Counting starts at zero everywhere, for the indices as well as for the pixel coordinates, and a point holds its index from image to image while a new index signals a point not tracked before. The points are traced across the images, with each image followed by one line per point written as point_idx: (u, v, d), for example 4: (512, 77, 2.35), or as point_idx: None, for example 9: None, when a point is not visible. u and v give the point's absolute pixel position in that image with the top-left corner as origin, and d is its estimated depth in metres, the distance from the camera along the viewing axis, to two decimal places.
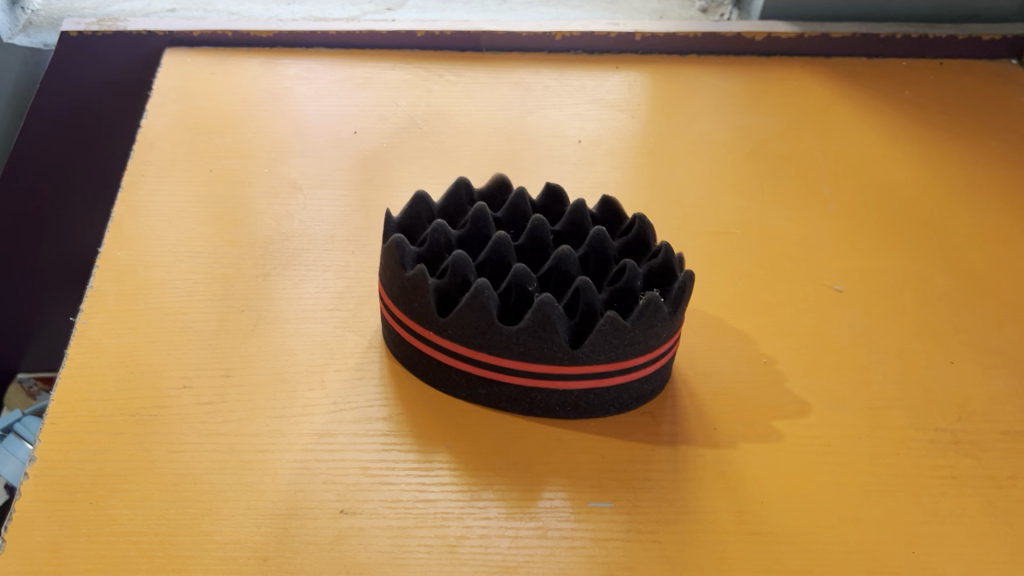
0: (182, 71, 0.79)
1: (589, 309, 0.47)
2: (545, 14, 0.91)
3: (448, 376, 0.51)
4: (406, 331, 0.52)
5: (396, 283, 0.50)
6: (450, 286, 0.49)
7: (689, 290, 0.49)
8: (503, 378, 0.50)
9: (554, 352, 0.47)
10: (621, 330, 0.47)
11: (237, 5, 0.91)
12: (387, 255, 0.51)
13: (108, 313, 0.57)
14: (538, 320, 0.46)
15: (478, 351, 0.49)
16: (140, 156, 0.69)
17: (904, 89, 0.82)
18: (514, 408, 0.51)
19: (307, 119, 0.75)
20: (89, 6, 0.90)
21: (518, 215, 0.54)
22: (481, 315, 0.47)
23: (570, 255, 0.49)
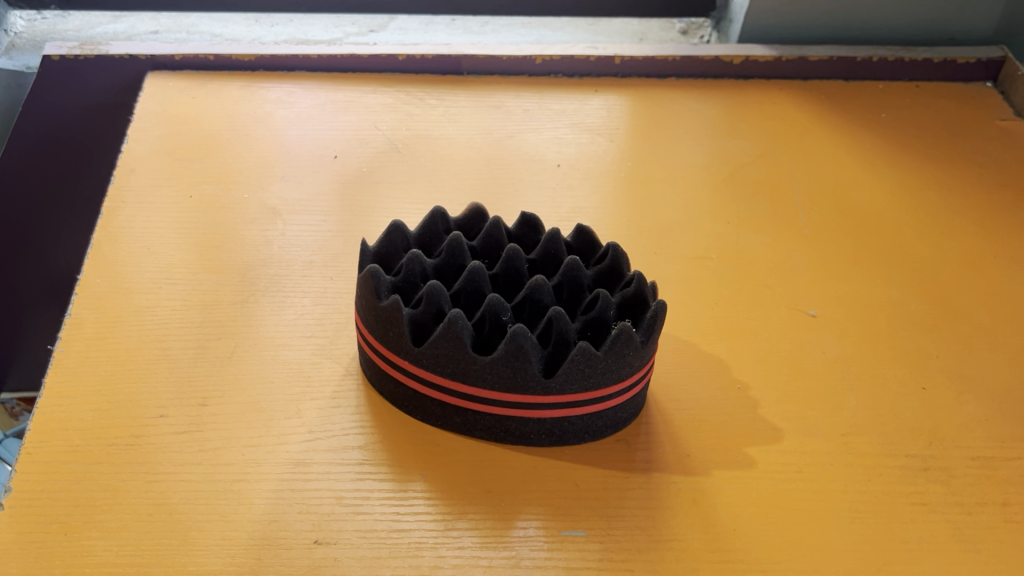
0: (164, 95, 0.80)
1: (562, 339, 0.48)
2: (526, 36, 0.92)
3: (424, 404, 0.52)
4: (381, 360, 0.52)
5: (372, 312, 0.51)
6: (425, 316, 0.49)
7: (661, 318, 0.49)
8: (478, 407, 0.50)
9: (528, 381, 0.48)
10: (594, 359, 0.47)
11: (220, 27, 0.91)
12: (362, 283, 0.51)
13: (85, 341, 0.57)
14: (512, 351, 0.47)
15: (453, 381, 0.49)
16: (120, 182, 0.70)
17: (881, 112, 0.83)
18: (489, 436, 0.52)
19: (288, 142, 0.75)
20: (72, 28, 0.90)
21: (492, 244, 0.55)
22: (456, 345, 0.47)
23: (543, 285, 0.50)
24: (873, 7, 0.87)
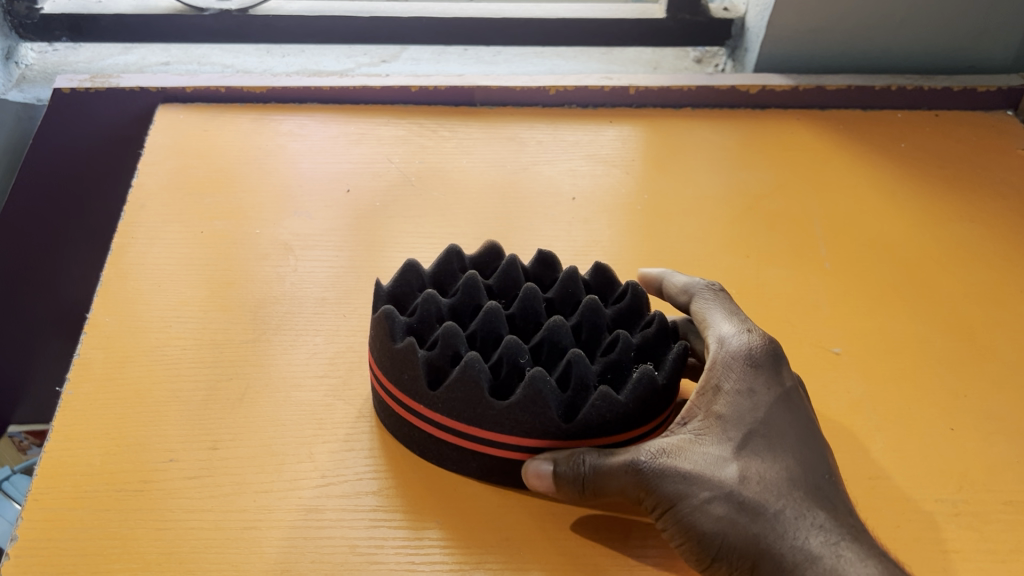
0: (175, 128, 0.79)
1: (582, 382, 0.46)
2: (538, 66, 0.91)
3: (439, 448, 0.50)
4: (394, 403, 0.51)
5: (387, 354, 0.49)
6: (441, 359, 0.48)
7: (680, 360, 0.48)
8: (494, 454, 0.48)
9: (547, 428, 0.46)
10: (616, 405, 0.46)
11: (231, 58, 0.90)
12: (377, 324, 0.50)
13: (94, 383, 0.56)
14: (531, 398, 0.45)
15: (469, 427, 0.48)
16: (131, 217, 0.69)
17: (900, 142, 0.82)
18: (506, 482, 0.50)
19: (300, 176, 0.74)
20: (83, 60, 0.89)
21: (508, 283, 0.53)
22: (472, 390, 0.46)
23: (561, 326, 0.48)
24: (891, 36, 0.86)
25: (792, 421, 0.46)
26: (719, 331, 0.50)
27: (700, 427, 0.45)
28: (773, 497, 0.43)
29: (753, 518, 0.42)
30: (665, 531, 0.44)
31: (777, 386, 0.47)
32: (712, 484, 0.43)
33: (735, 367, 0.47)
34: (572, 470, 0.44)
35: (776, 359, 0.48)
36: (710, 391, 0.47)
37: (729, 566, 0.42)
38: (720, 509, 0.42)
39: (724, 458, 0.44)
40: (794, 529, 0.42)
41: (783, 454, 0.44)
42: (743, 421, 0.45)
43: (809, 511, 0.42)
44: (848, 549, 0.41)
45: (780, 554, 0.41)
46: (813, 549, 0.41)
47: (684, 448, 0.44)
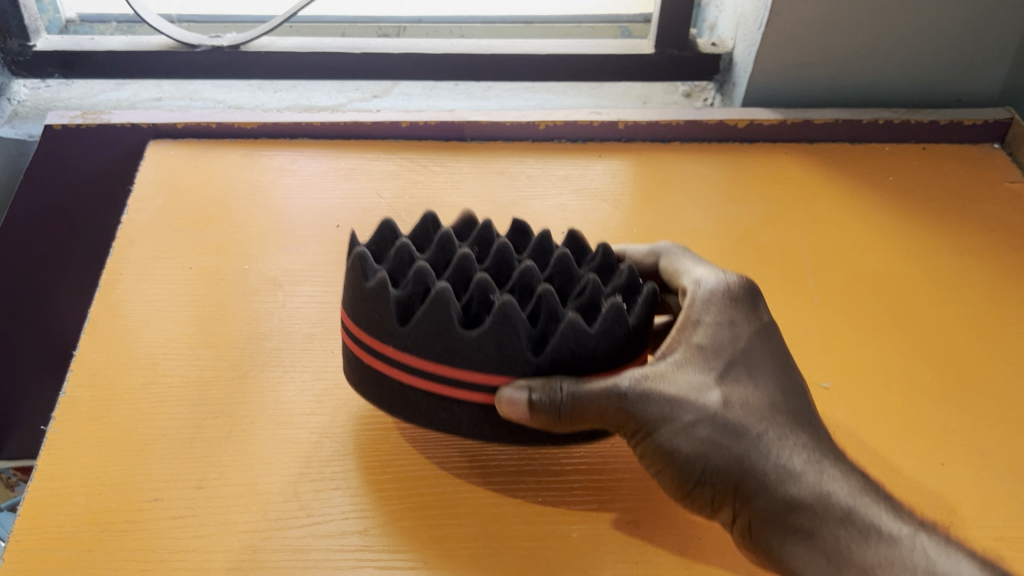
0: (166, 164, 0.79)
1: (552, 317, 0.46)
2: (528, 101, 0.92)
3: (406, 399, 0.49)
4: (363, 354, 0.50)
5: (354, 295, 0.49)
6: (411, 296, 0.47)
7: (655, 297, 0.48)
8: (461, 395, 0.47)
9: (518, 359, 0.45)
10: (586, 337, 0.45)
11: (223, 93, 0.91)
12: (350, 268, 0.49)
13: (79, 421, 0.55)
14: (500, 322, 0.44)
15: (437, 364, 0.47)
16: (120, 254, 0.69)
17: (888, 176, 0.83)
18: (477, 434, 0.48)
19: (290, 211, 0.75)
20: (75, 96, 0.90)
21: (483, 245, 0.54)
22: (441, 320, 0.45)
23: (534, 270, 0.48)
24: (878, 70, 0.87)
25: (768, 350, 0.51)
26: (695, 275, 0.55)
27: (681, 356, 0.49)
28: (754, 419, 0.47)
29: (738, 437, 0.46)
30: (647, 454, 0.47)
31: (753, 320, 0.52)
32: (697, 408, 0.46)
33: (714, 303, 0.52)
34: (548, 398, 0.44)
35: (747, 296, 0.53)
36: (691, 324, 0.51)
37: (710, 485, 0.46)
38: (705, 430, 0.46)
39: (706, 385, 0.47)
40: (777, 448, 0.46)
41: (760, 383, 0.49)
42: (723, 351, 0.49)
43: (789, 433, 0.47)
44: (828, 466, 0.46)
45: (766, 471, 0.45)
46: (796, 464, 0.45)
47: (666, 375, 0.47)
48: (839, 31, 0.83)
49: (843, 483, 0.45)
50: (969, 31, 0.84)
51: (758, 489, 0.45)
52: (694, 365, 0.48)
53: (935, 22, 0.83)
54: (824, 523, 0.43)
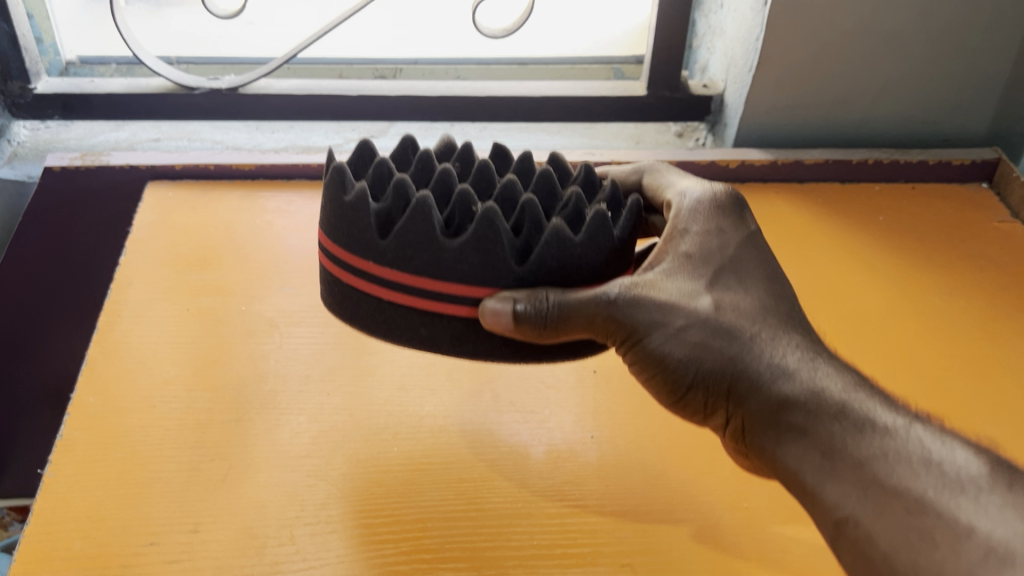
0: (164, 205, 0.80)
1: (535, 226, 0.50)
2: (523, 141, 0.93)
3: (390, 315, 0.52)
4: (346, 273, 0.53)
5: (336, 210, 0.52)
6: (393, 210, 0.51)
7: (636, 212, 0.52)
8: (442, 309, 0.51)
9: (502, 268, 0.49)
10: (572, 246, 0.49)
11: (221, 134, 0.92)
12: (330, 185, 0.53)
13: (75, 464, 0.56)
14: (484, 231, 0.48)
15: (419, 277, 0.50)
16: (118, 295, 0.69)
17: (878, 215, 0.84)
18: (458, 348, 0.52)
19: (287, 252, 0.75)
20: (75, 137, 0.91)
21: (466, 163, 0.60)
22: (424, 228, 0.49)
23: (516, 184, 0.53)
24: (871, 113, 0.88)
25: (755, 258, 0.56)
26: (681, 194, 0.61)
27: (672, 265, 0.54)
28: (745, 321, 0.51)
29: (727, 336, 0.50)
30: (645, 358, 0.52)
31: (740, 232, 0.58)
32: (688, 312, 0.51)
33: (701, 219, 0.57)
34: (533, 308, 0.47)
35: (731, 205, 0.59)
36: (679, 236, 0.56)
37: (703, 382, 0.51)
38: (697, 333, 0.51)
39: (697, 291, 0.52)
40: (769, 348, 0.50)
41: (750, 288, 0.54)
42: (714, 258, 0.55)
43: (781, 336, 0.51)
44: (820, 361, 0.49)
45: (759, 370, 0.49)
46: (786, 360, 0.49)
47: (659, 283, 0.52)
48: (832, 76, 0.85)
49: (838, 379, 0.47)
50: (959, 76, 0.86)
51: (751, 386, 0.49)
52: (684, 272, 0.54)
53: (926, 68, 0.85)
54: (820, 416, 0.45)
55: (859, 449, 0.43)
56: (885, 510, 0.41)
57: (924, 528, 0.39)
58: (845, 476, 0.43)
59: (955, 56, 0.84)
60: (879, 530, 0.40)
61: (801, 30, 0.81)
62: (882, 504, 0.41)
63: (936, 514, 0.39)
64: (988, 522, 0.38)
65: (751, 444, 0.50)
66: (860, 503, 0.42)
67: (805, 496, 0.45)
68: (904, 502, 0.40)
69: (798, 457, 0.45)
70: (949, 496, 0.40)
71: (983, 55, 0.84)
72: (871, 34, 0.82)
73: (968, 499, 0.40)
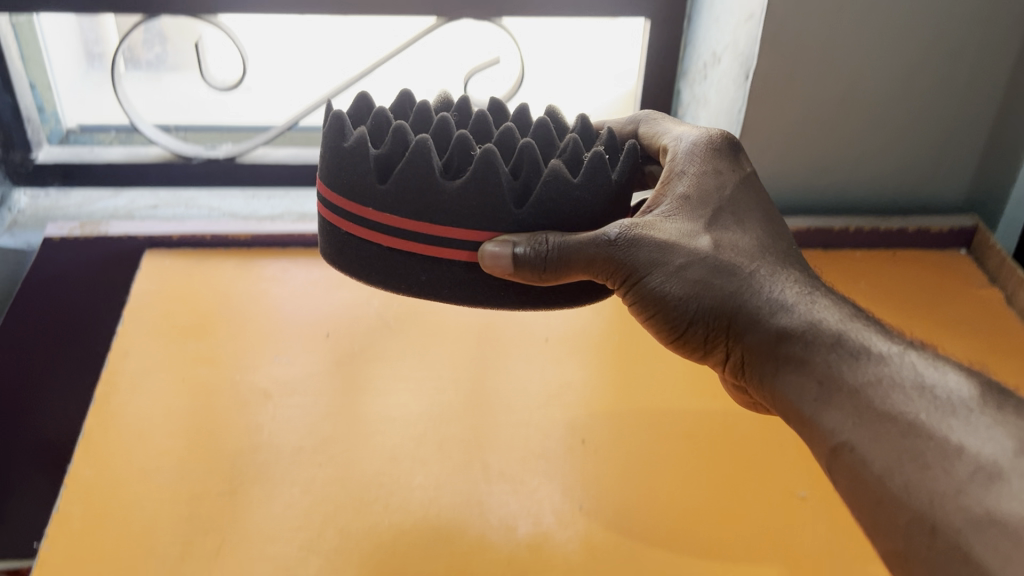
0: (162, 274, 0.81)
1: (533, 168, 0.53)
2: None
3: (389, 261, 0.55)
4: (345, 220, 0.56)
5: (336, 156, 0.55)
6: (391, 154, 0.54)
7: (633, 156, 0.55)
8: (440, 254, 0.54)
9: (500, 211, 0.53)
10: (568, 186, 0.53)
11: (218, 201, 0.95)
12: (330, 132, 0.55)
13: (70, 538, 0.57)
14: (483, 171, 0.51)
15: (418, 222, 0.53)
16: (115, 366, 0.71)
17: (860, 281, 0.86)
18: (456, 293, 0.55)
19: (282, 320, 0.77)
20: (74, 204, 0.93)
21: (465, 114, 0.62)
22: (423, 170, 0.52)
23: (514, 132, 0.56)
24: (858, 181, 0.91)
25: (754, 197, 0.58)
26: (679, 134, 0.62)
27: (672, 206, 0.56)
28: (743, 258, 0.53)
29: (726, 272, 0.52)
30: (648, 297, 0.54)
31: (739, 169, 0.59)
32: (688, 251, 0.53)
33: (699, 156, 0.58)
34: (532, 251, 0.51)
35: (726, 147, 0.59)
36: (676, 175, 0.57)
37: (703, 318, 0.53)
38: (697, 271, 0.53)
39: (696, 231, 0.54)
40: (768, 283, 0.52)
41: (748, 227, 0.56)
42: (711, 199, 0.56)
43: (780, 272, 0.53)
44: (818, 295, 0.51)
45: (759, 306, 0.51)
46: (783, 294, 0.51)
47: (658, 224, 0.54)
48: (824, 145, 0.88)
49: (835, 312, 0.49)
50: (943, 148, 0.89)
51: (750, 320, 0.51)
52: (683, 214, 0.55)
53: (913, 139, 0.88)
54: (818, 348, 0.47)
55: (854, 379, 0.45)
56: (879, 434, 0.42)
57: (919, 450, 0.40)
58: (843, 405, 0.45)
59: (941, 129, 0.87)
60: (875, 452, 0.42)
61: (795, 102, 0.84)
62: (877, 428, 0.43)
63: (927, 436, 0.41)
64: (977, 441, 0.40)
65: (753, 376, 0.52)
66: (857, 429, 0.43)
67: (806, 424, 0.47)
68: (897, 427, 0.42)
69: (797, 389, 0.48)
70: (940, 418, 0.41)
71: (966, 128, 0.87)
72: (862, 106, 0.85)
73: (958, 420, 0.41)
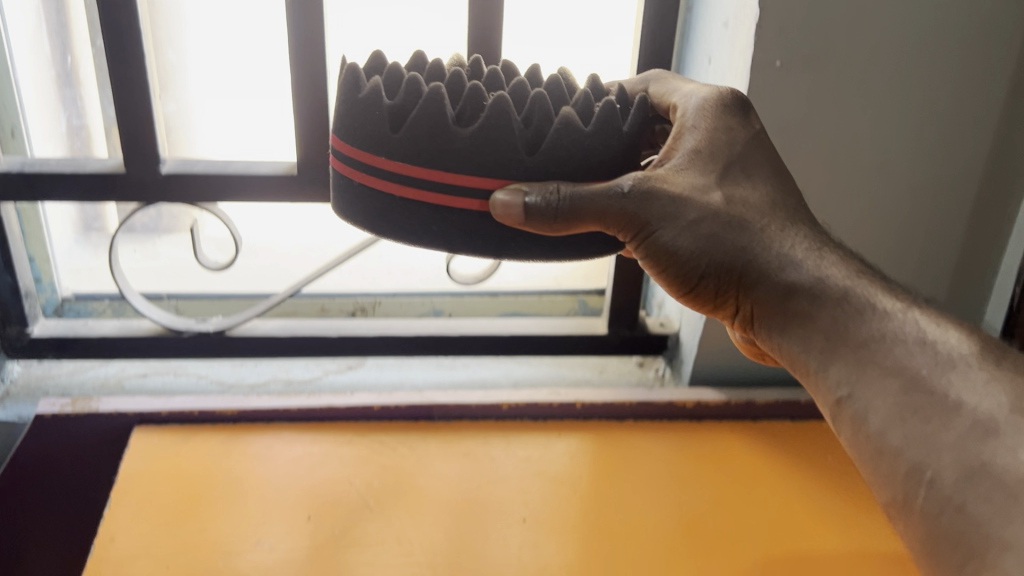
0: (151, 452, 0.84)
1: (544, 119, 0.57)
2: (493, 371, 1.02)
3: (401, 211, 0.57)
4: (359, 172, 0.59)
5: (352, 108, 0.58)
6: (403, 104, 0.56)
7: (642, 113, 0.60)
8: (451, 203, 0.57)
9: (511, 156, 0.56)
10: (579, 135, 0.57)
11: (206, 367, 0.99)
12: (346, 84, 0.58)
13: None
14: (496, 119, 0.55)
15: (430, 170, 0.56)
16: (100, 552, 0.72)
17: (827, 454, 0.89)
18: (467, 243, 0.58)
19: (267, 501, 0.79)
20: (65, 372, 0.97)
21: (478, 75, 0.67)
22: (436, 118, 0.55)
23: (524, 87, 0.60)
24: (887, 241, 0.90)
25: (760, 150, 0.66)
26: (689, 92, 0.69)
27: (685, 162, 0.64)
28: (752, 215, 0.63)
29: (737, 228, 0.62)
30: (664, 250, 0.63)
31: (750, 127, 0.67)
32: (701, 208, 0.62)
33: (709, 113, 0.66)
34: (542, 201, 0.55)
35: (735, 105, 0.67)
36: (687, 129, 0.66)
37: (715, 271, 0.63)
38: (710, 226, 0.62)
39: (708, 187, 0.63)
40: (778, 241, 0.62)
41: (756, 183, 0.65)
42: (721, 155, 0.65)
43: (789, 233, 0.62)
44: (827, 254, 0.61)
45: (770, 263, 0.61)
46: (794, 252, 0.61)
47: (674, 178, 0.63)
48: None
49: (842, 271, 0.59)
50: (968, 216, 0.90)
51: (760, 275, 0.61)
52: (696, 168, 0.64)
53: (933, 237, 0.91)
54: (826, 303, 0.58)
55: (861, 334, 0.55)
56: (882, 387, 0.53)
57: (925, 409, 0.51)
58: (849, 359, 0.55)
59: (975, 193, 0.88)
60: (878, 401, 0.53)
61: (844, 145, 0.84)
62: (879, 381, 0.53)
63: (929, 392, 0.51)
64: (975, 397, 0.50)
65: (761, 322, 0.63)
66: (858, 385, 0.54)
67: (814, 368, 0.58)
68: (903, 381, 0.52)
69: (807, 338, 0.59)
70: (940, 374, 0.51)
71: (996, 194, 0.89)
72: (908, 157, 0.85)
73: (957, 376, 0.51)
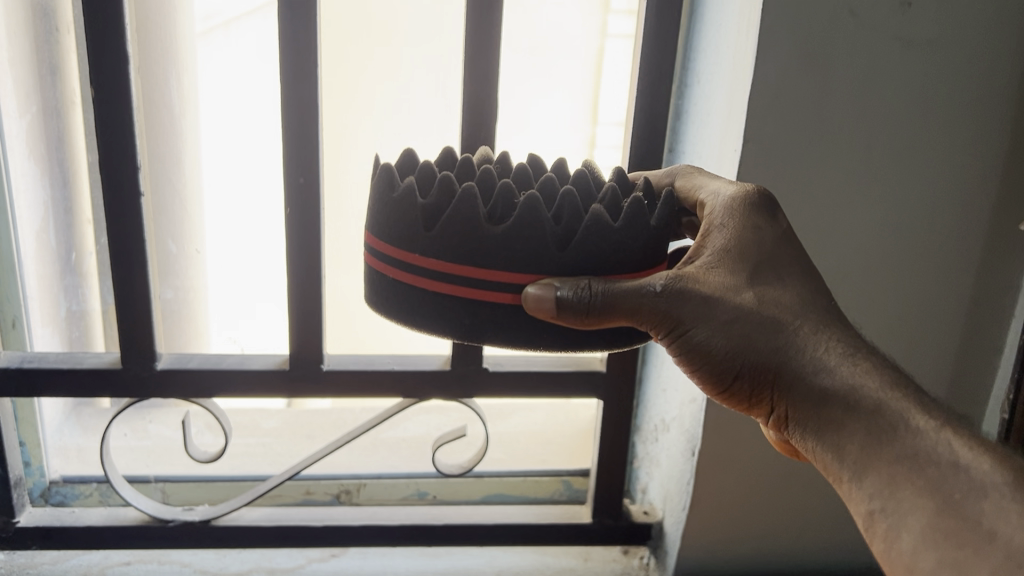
0: None
1: (575, 217, 0.60)
2: (476, 558, 1.03)
3: (433, 306, 0.60)
4: (393, 268, 0.62)
5: (388, 207, 0.62)
6: (435, 203, 0.60)
7: (667, 207, 0.64)
8: (481, 296, 0.59)
9: (542, 254, 0.59)
10: (609, 230, 0.60)
11: (190, 555, 1.00)
12: (382, 184, 0.63)
13: None
14: (526, 218, 0.58)
15: (463, 266, 0.59)
16: None
17: None
18: (499, 336, 0.60)
19: None
20: (48, 560, 0.97)
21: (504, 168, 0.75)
22: (469, 216, 0.58)
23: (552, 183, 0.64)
24: (899, 326, 0.88)
25: (791, 247, 0.69)
26: (718, 188, 0.72)
27: (716, 262, 0.67)
28: (785, 315, 0.65)
29: (768, 329, 0.64)
30: (697, 349, 0.66)
31: (779, 225, 0.69)
32: (732, 308, 0.64)
33: (739, 211, 0.69)
34: (574, 295, 0.57)
35: (762, 202, 0.70)
36: (717, 227, 0.69)
37: (749, 371, 0.65)
38: (742, 327, 0.64)
39: (740, 287, 0.65)
40: (810, 344, 0.64)
41: (788, 283, 0.67)
42: (751, 256, 0.67)
43: (822, 334, 0.64)
44: (862, 358, 0.62)
45: (804, 367, 0.63)
46: (826, 355, 0.63)
47: (706, 277, 0.65)
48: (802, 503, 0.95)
49: (874, 377, 0.61)
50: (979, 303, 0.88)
51: (793, 378, 0.64)
52: (726, 268, 0.67)
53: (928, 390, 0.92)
54: (860, 411, 0.60)
55: (896, 448, 0.57)
56: (915, 505, 0.55)
57: (962, 537, 0.53)
58: (884, 470, 0.58)
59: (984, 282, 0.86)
60: (912, 520, 0.55)
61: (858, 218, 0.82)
62: (912, 499, 0.56)
63: (963, 516, 0.53)
64: (1008, 528, 0.52)
65: (794, 422, 0.65)
66: (888, 502, 0.57)
67: (848, 476, 0.60)
68: (937, 502, 0.55)
69: (842, 442, 0.61)
70: (973, 499, 0.54)
71: (1003, 277, 0.87)
72: (920, 229, 0.84)
73: (990, 503, 0.53)
